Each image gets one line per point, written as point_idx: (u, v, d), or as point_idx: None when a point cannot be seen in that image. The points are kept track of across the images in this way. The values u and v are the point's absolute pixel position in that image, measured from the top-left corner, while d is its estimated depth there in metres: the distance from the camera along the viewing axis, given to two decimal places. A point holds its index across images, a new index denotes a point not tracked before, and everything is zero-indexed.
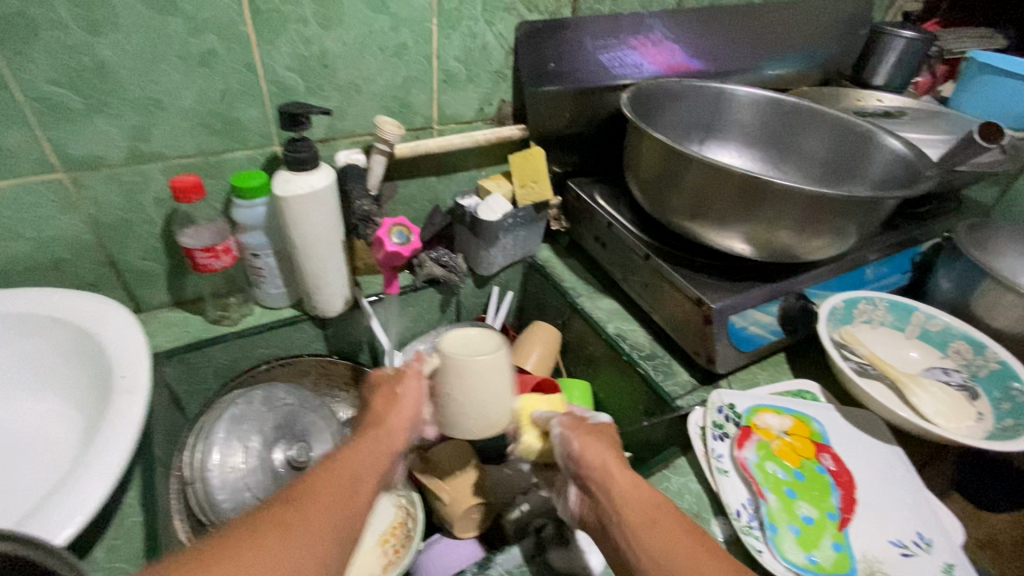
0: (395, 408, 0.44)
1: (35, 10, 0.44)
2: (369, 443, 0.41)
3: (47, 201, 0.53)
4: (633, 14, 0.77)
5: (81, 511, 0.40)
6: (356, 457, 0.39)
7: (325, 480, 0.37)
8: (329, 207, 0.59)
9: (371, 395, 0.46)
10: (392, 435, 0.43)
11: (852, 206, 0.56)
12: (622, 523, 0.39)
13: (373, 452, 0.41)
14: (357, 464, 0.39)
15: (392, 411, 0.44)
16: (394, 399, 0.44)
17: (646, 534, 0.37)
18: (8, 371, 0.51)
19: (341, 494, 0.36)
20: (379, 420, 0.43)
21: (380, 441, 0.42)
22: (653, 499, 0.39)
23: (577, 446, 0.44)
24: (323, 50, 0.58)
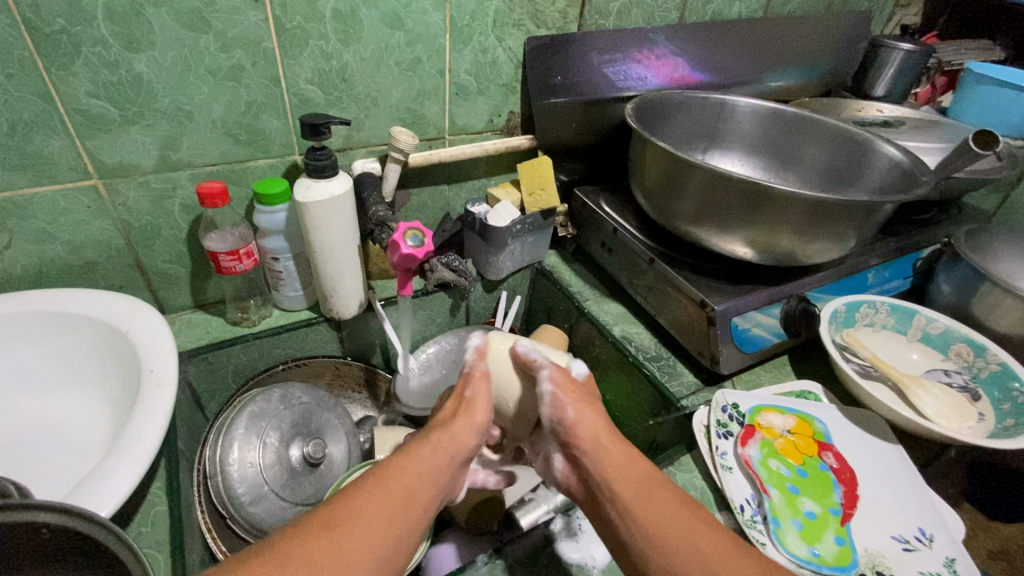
0: (461, 413, 0.48)
1: (79, 28, 0.48)
2: (427, 449, 0.44)
3: (82, 206, 0.56)
4: (637, 29, 0.80)
5: (115, 495, 0.42)
6: (413, 464, 0.42)
7: (379, 487, 0.39)
8: (346, 212, 0.62)
9: (442, 403, 0.51)
10: (455, 441, 0.46)
11: (851, 211, 0.57)
12: (616, 498, 0.42)
13: (430, 459, 0.43)
14: (414, 472, 0.41)
15: (457, 418, 0.48)
16: (459, 404, 0.49)
17: (643, 507, 0.41)
18: (44, 366, 0.54)
19: (398, 503, 0.39)
20: (443, 426, 0.47)
21: (440, 448, 0.44)
22: (646, 475, 0.44)
23: (571, 416, 0.47)
24: (342, 64, 0.61)
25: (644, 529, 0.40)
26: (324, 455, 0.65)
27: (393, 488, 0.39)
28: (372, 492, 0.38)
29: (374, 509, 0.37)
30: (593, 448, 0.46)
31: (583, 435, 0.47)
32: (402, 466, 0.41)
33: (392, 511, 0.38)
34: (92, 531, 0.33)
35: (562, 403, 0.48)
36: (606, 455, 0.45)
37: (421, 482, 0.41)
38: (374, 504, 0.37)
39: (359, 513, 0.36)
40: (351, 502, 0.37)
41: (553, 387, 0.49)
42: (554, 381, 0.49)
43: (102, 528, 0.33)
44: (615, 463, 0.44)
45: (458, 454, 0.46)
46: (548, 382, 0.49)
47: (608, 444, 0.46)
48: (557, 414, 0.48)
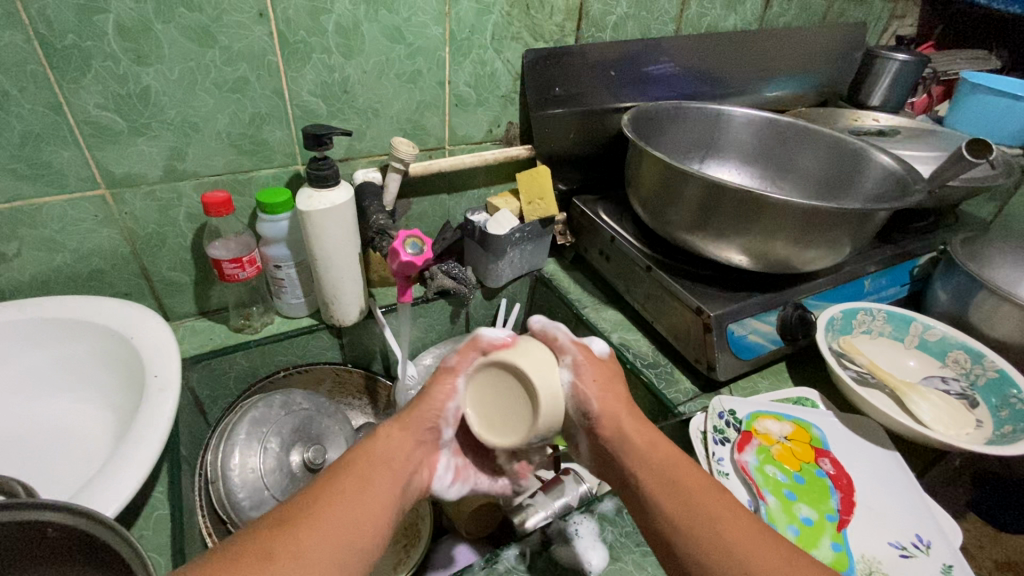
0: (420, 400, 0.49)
1: (89, 43, 0.49)
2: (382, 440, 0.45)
3: (90, 215, 0.57)
4: (635, 42, 0.80)
5: (118, 497, 0.42)
6: (366, 457, 0.44)
7: (334, 480, 0.41)
8: (348, 221, 0.63)
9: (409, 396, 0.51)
10: (409, 426, 0.47)
11: (844, 219, 0.58)
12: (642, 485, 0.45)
13: (386, 448, 0.45)
14: (366, 462, 0.43)
15: (415, 404, 0.48)
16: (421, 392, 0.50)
17: (667, 492, 0.43)
18: (51, 371, 0.55)
19: (355, 496, 0.40)
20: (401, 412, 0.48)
21: (401, 437, 0.46)
22: (669, 459, 0.45)
23: (595, 408, 0.48)
24: (344, 77, 0.63)
25: (668, 504, 0.42)
26: (325, 461, 0.65)
27: (346, 479, 0.41)
28: (326, 485, 0.40)
29: (326, 499, 0.39)
30: (625, 429, 0.48)
31: (604, 421, 0.48)
32: (354, 461, 0.43)
33: (344, 498, 0.39)
34: (94, 528, 0.34)
35: (584, 397, 0.48)
36: (631, 440, 0.47)
37: (375, 468, 0.43)
38: (324, 495, 0.39)
39: (314, 510, 0.38)
40: (305, 498, 0.39)
41: (574, 376, 0.48)
42: (576, 372, 0.49)
43: (103, 524, 0.34)
44: (642, 447, 0.46)
45: (417, 435, 0.47)
46: (570, 372, 0.49)
47: (630, 428, 0.48)
48: (581, 406, 0.48)
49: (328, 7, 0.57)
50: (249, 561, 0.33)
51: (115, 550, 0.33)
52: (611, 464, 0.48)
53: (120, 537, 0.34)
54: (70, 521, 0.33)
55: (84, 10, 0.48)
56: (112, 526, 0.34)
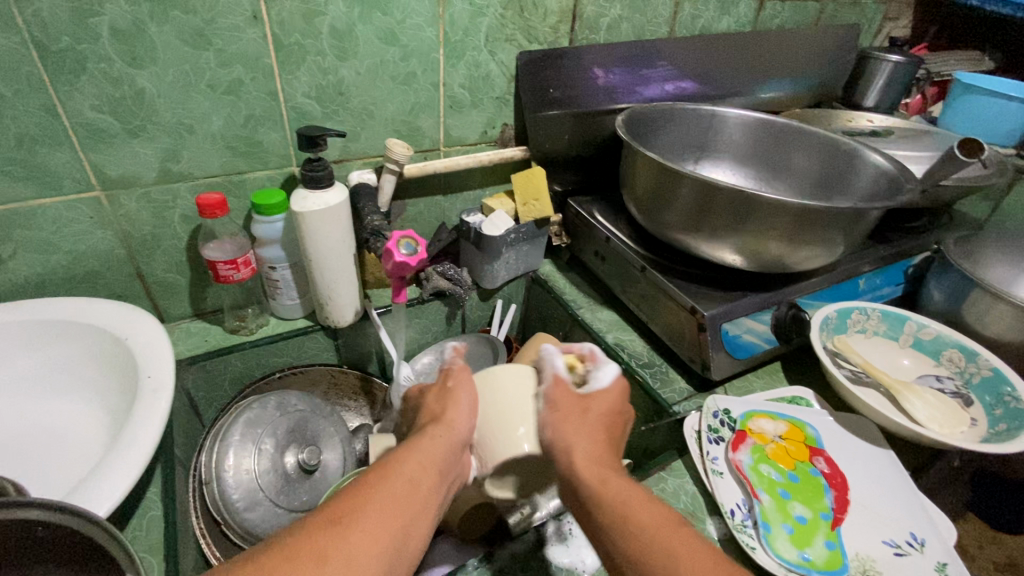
0: (449, 403, 0.47)
1: (84, 46, 0.49)
2: (427, 439, 0.42)
3: (85, 217, 0.57)
4: (629, 44, 0.81)
5: (110, 497, 0.42)
6: (414, 455, 0.40)
7: (386, 477, 0.38)
8: (342, 221, 0.63)
9: (424, 398, 0.49)
10: (451, 427, 0.45)
11: (837, 217, 0.58)
12: (595, 524, 0.40)
13: (435, 446, 0.42)
14: (415, 462, 0.40)
15: (448, 406, 0.46)
16: (448, 396, 0.48)
17: (621, 528, 0.38)
18: (45, 373, 0.55)
19: (405, 493, 0.38)
20: (436, 413, 0.46)
21: (444, 431, 0.44)
22: (619, 496, 0.40)
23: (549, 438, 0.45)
24: (339, 79, 0.63)
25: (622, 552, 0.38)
26: (319, 462, 0.65)
27: (400, 478, 0.38)
28: (381, 481, 0.38)
29: (380, 502, 0.36)
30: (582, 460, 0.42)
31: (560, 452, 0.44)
32: (404, 455, 0.40)
33: (396, 502, 0.37)
34: (83, 529, 0.34)
35: (543, 424, 0.46)
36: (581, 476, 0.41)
37: (426, 466, 0.40)
38: (377, 495, 0.37)
39: (362, 505, 0.36)
40: (356, 494, 0.36)
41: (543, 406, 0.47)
42: (547, 401, 0.47)
43: (92, 523, 0.34)
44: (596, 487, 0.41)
45: (456, 439, 0.44)
46: (542, 402, 0.47)
47: (580, 465, 0.42)
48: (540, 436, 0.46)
49: (322, 9, 0.58)
50: (300, 561, 0.32)
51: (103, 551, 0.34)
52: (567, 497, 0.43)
53: (109, 536, 0.34)
54: (61, 520, 0.33)
55: (78, 12, 0.48)
56: (101, 525, 0.34)
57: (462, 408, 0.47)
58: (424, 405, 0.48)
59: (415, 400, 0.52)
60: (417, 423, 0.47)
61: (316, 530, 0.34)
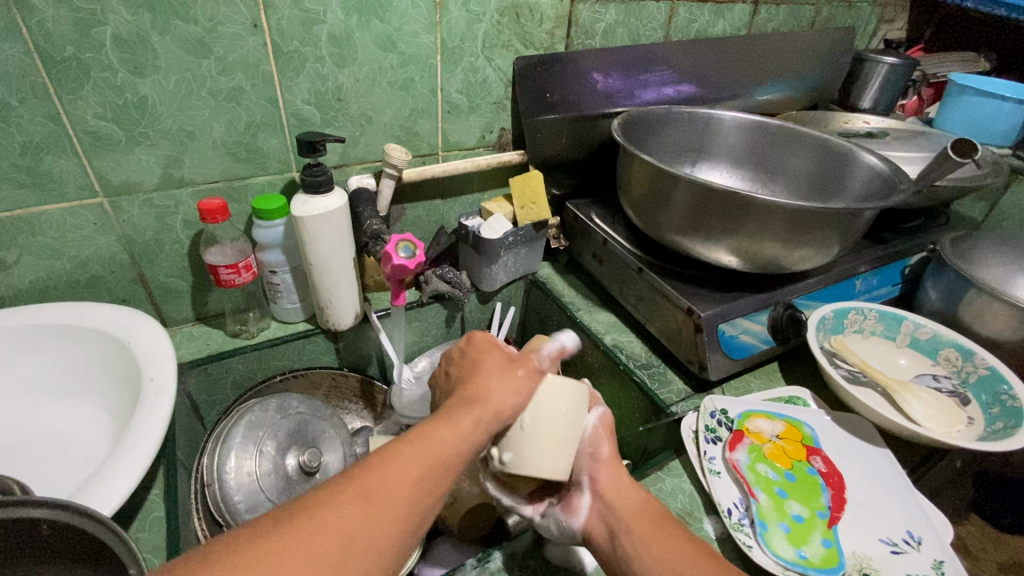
0: (508, 382, 0.45)
1: (87, 55, 0.50)
2: (470, 418, 0.41)
3: (88, 222, 0.58)
4: (626, 48, 0.82)
5: (113, 497, 0.43)
6: (453, 437, 0.39)
7: (411, 457, 0.37)
8: (341, 225, 0.64)
9: (493, 362, 0.46)
10: (501, 410, 0.43)
11: (831, 218, 0.59)
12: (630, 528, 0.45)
13: (470, 432, 0.40)
14: (452, 443, 0.39)
15: (510, 387, 0.44)
16: (512, 379, 0.45)
17: (657, 541, 0.44)
18: (48, 377, 0.56)
19: (430, 477, 0.37)
20: (483, 387, 0.44)
21: (485, 413, 0.42)
22: (657, 524, 0.45)
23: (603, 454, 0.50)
24: (338, 85, 0.64)
25: (655, 561, 0.42)
26: (320, 464, 0.66)
27: (428, 460, 0.37)
28: (406, 461, 0.36)
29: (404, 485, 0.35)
30: (614, 483, 0.48)
31: (603, 476, 0.49)
32: (439, 433, 0.39)
33: (424, 487, 0.36)
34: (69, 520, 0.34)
35: (595, 442, 0.50)
36: (624, 495, 0.47)
37: (456, 452, 0.39)
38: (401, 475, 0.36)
39: (387, 484, 0.35)
40: (381, 471, 0.35)
41: (597, 422, 0.51)
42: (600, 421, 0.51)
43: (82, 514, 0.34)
44: (630, 504, 0.47)
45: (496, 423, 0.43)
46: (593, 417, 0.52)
47: (616, 499, 0.47)
48: (594, 447, 0.50)
49: (320, 17, 0.59)
50: (322, 543, 0.31)
51: (107, 546, 0.35)
52: (602, 517, 0.47)
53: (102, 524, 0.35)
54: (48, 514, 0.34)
55: (81, 23, 0.49)
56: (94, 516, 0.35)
57: (513, 394, 0.44)
58: (484, 369, 0.45)
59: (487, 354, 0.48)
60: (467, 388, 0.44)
61: (339, 504, 0.33)
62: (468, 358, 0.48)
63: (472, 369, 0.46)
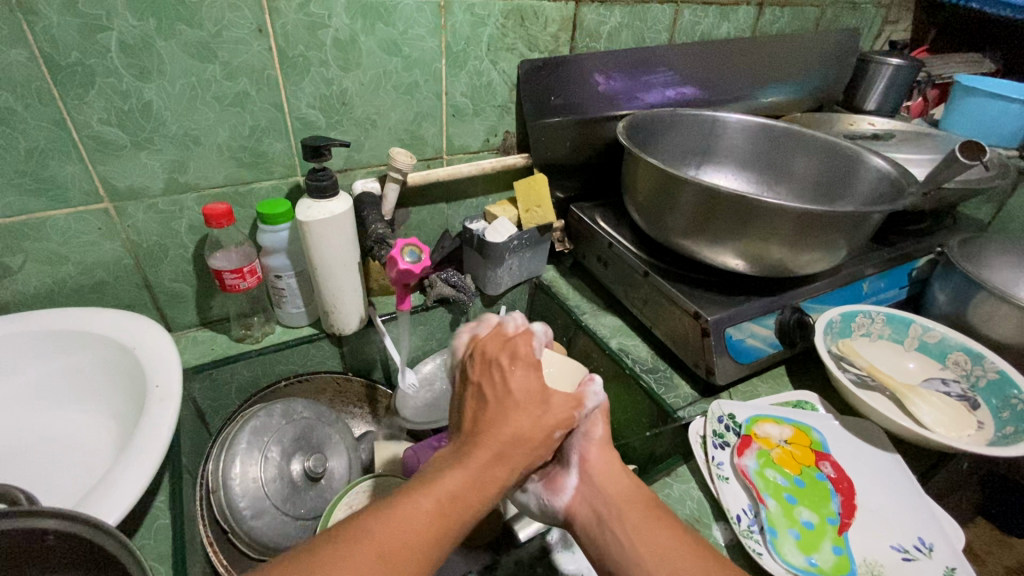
0: (541, 419, 0.43)
1: (92, 61, 0.50)
2: (494, 461, 0.40)
3: (93, 227, 0.58)
4: (631, 51, 0.82)
5: (119, 505, 0.43)
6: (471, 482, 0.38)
7: (434, 511, 0.36)
8: (347, 230, 0.64)
9: (528, 393, 0.43)
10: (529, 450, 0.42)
11: (839, 221, 0.58)
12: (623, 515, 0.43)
13: (491, 476, 0.39)
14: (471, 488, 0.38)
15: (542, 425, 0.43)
16: (544, 418, 0.43)
17: (650, 531, 0.42)
18: (53, 383, 0.56)
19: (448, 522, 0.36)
20: (513, 433, 0.41)
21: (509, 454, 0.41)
22: (652, 518, 0.43)
23: (598, 436, 0.48)
24: (343, 89, 0.64)
25: (649, 552, 0.41)
26: (325, 470, 0.65)
27: (452, 515, 0.37)
28: (428, 517, 0.36)
29: (428, 540, 0.35)
30: (607, 466, 0.47)
31: (594, 456, 0.47)
32: (457, 479, 0.38)
33: (441, 533, 0.36)
34: (60, 526, 0.34)
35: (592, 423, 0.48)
36: (616, 479, 0.46)
37: (474, 499, 0.38)
38: (424, 529, 0.35)
39: (402, 532, 0.35)
40: (397, 519, 0.35)
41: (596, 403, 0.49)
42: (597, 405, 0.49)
43: (74, 519, 0.34)
44: (620, 489, 0.45)
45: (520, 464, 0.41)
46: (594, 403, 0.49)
47: (609, 485, 0.46)
48: (588, 427, 0.48)
49: (325, 21, 0.59)
50: None
51: (99, 547, 0.34)
52: (589, 499, 0.45)
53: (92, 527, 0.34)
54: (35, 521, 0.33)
55: (87, 28, 0.49)
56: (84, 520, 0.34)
57: (538, 446, 0.43)
58: (519, 402, 0.43)
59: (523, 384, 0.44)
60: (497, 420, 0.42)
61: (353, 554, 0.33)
62: (500, 382, 0.44)
63: (504, 402, 0.43)
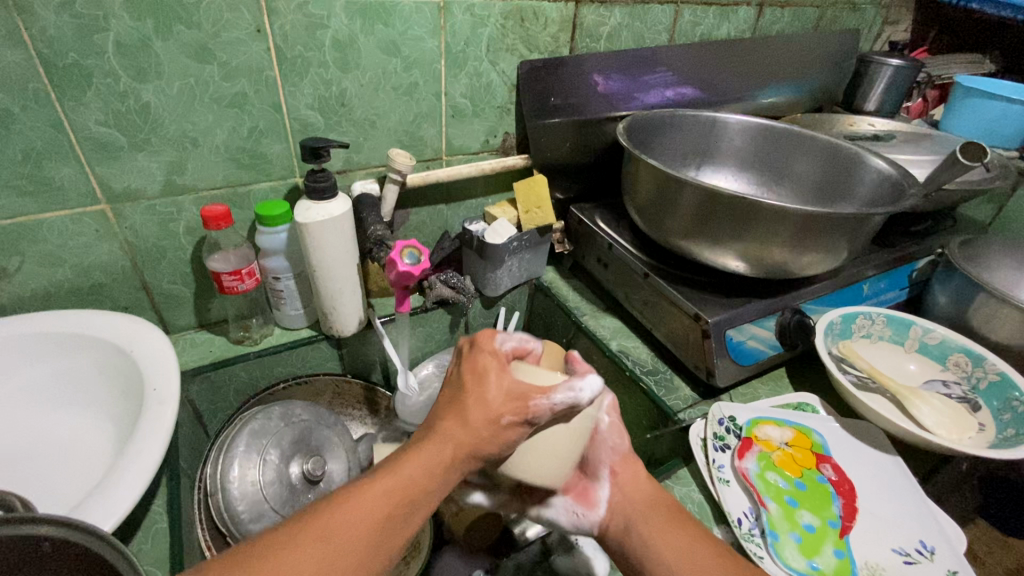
0: (491, 405, 0.39)
1: (89, 62, 0.50)
2: (442, 442, 0.38)
3: (90, 229, 0.58)
4: (632, 52, 0.81)
5: (116, 510, 0.42)
6: (420, 462, 0.37)
7: (372, 493, 0.35)
8: (345, 231, 0.64)
9: (481, 380, 0.40)
10: (480, 436, 0.39)
11: (839, 223, 0.58)
12: (647, 520, 0.44)
13: (442, 458, 0.38)
14: (418, 468, 0.37)
15: (490, 412, 0.39)
16: (496, 406, 0.39)
17: (672, 534, 0.43)
18: (49, 386, 0.56)
19: (394, 506, 0.35)
20: (457, 418, 0.39)
21: (459, 436, 0.38)
22: (672, 520, 0.44)
23: (625, 449, 0.49)
24: (342, 90, 0.64)
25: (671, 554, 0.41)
26: (323, 472, 0.65)
27: (390, 496, 0.35)
28: (368, 501, 0.35)
29: (364, 522, 0.34)
30: (632, 476, 0.48)
31: (621, 468, 0.48)
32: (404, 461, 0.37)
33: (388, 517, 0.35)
34: (58, 534, 0.34)
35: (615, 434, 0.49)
36: (639, 487, 0.47)
37: (423, 481, 0.37)
38: (362, 516, 0.34)
39: (346, 513, 0.34)
40: (342, 501, 0.35)
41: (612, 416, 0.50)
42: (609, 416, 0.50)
43: (74, 527, 0.34)
44: (644, 496, 0.46)
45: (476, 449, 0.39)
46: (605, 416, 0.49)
47: (634, 495, 0.46)
48: (616, 439, 0.49)
49: (324, 22, 0.58)
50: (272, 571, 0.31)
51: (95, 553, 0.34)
52: (619, 507, 0.46)
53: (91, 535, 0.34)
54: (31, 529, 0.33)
55: (84, 29, 0.48)
56: (83, 527, 0.34)
57: (494, 433, 0.39)
58: (469, 389, 0.40)
59: (478, 374, 0.41)
60: (450, 407, 0.40)
61: (297, 535, 0.33)
62: (458, 373, 0.42)
63: (457, 389, 0.41)
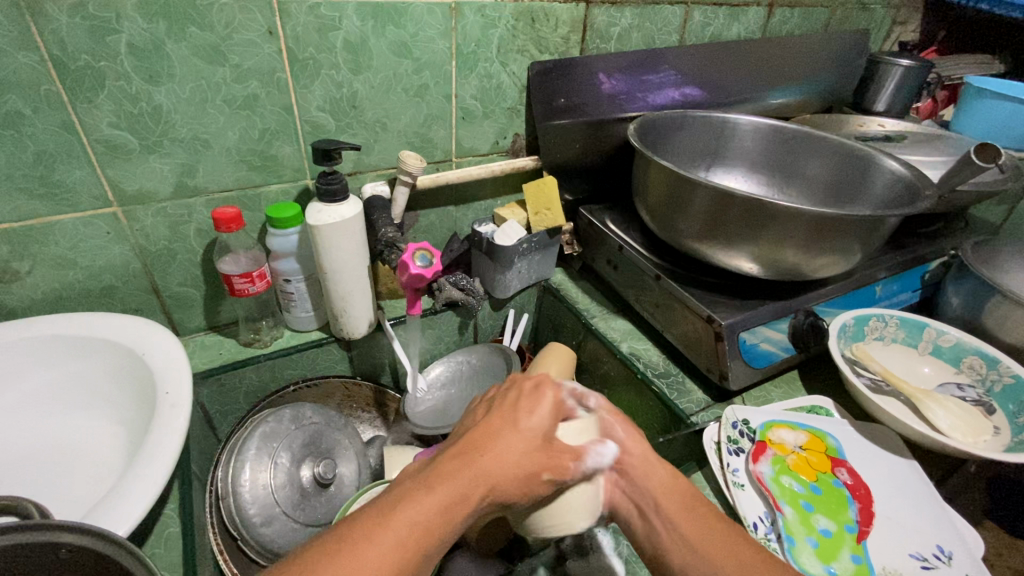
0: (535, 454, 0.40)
1: (102, 63, 0.50)
2: (468, 482, 0.37)
3: (101, 232, 0.58)
4: (642, 52, 0.81)
5: (131, 515, 0.42)
6: (438, 501, 0.35)
7: (385, 536, 0.33)
8: (355, 233, 0.63)
9: (533, 428, 0.41)
10: (510, 480, 0.39)
11: (853, 225, 0.58)
12: (662, 510, 0.42)
13: (464, 500, 0.37)
14: (436, 508, 0.35)
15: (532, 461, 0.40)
16: (540, 459, 0.40)
17: (691, 525, 0.41)
18: (61, 389, 0.55)
19: (405, 550, 0.33)
20: (494, 455, 0.39)
21: (483, 478, 0.38)
22: (690, 509, 0.42)
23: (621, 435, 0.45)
24: (353, 92, 0.63)
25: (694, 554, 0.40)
26: (334, 475, 0.65)
27: (403, 543, 0.33)
28: (380, 546, 0.32)
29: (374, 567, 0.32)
30: (640, 458, 0.44)
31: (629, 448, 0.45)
32: (418, 501, 0.35)
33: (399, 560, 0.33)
34: (59, 538, 0.33)
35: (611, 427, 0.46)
36: (651, 474, 0.44)
37: (438, 526, 0.35)
38: (375, 564, 0.32)
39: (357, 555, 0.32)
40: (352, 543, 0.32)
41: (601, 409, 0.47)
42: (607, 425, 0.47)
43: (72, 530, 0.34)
44: (660, 483, 0.43)
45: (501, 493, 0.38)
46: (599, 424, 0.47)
47: (647, 483, 0.43)
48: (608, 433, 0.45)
49: (336, 24, 0.58)
50: None
51: (102, 554, 0.34)
52: (629, 495, 0.44)
53: (92, 535, 0.34)
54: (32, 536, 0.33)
55: (96, 30, 0.48)
56: (81, 529, 0.34)
57: (526, 481, 0.40)
58: (521, 430, 0.41)
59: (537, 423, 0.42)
60: (494, 439, 0.40)
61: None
62: (510, 405, 0.43)
63: (506, 421, 0.41)
